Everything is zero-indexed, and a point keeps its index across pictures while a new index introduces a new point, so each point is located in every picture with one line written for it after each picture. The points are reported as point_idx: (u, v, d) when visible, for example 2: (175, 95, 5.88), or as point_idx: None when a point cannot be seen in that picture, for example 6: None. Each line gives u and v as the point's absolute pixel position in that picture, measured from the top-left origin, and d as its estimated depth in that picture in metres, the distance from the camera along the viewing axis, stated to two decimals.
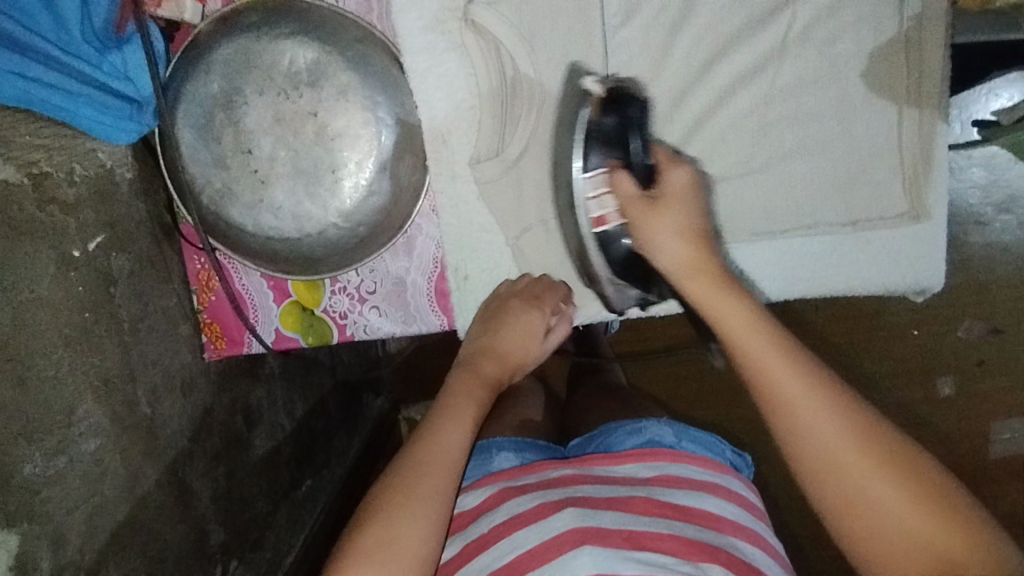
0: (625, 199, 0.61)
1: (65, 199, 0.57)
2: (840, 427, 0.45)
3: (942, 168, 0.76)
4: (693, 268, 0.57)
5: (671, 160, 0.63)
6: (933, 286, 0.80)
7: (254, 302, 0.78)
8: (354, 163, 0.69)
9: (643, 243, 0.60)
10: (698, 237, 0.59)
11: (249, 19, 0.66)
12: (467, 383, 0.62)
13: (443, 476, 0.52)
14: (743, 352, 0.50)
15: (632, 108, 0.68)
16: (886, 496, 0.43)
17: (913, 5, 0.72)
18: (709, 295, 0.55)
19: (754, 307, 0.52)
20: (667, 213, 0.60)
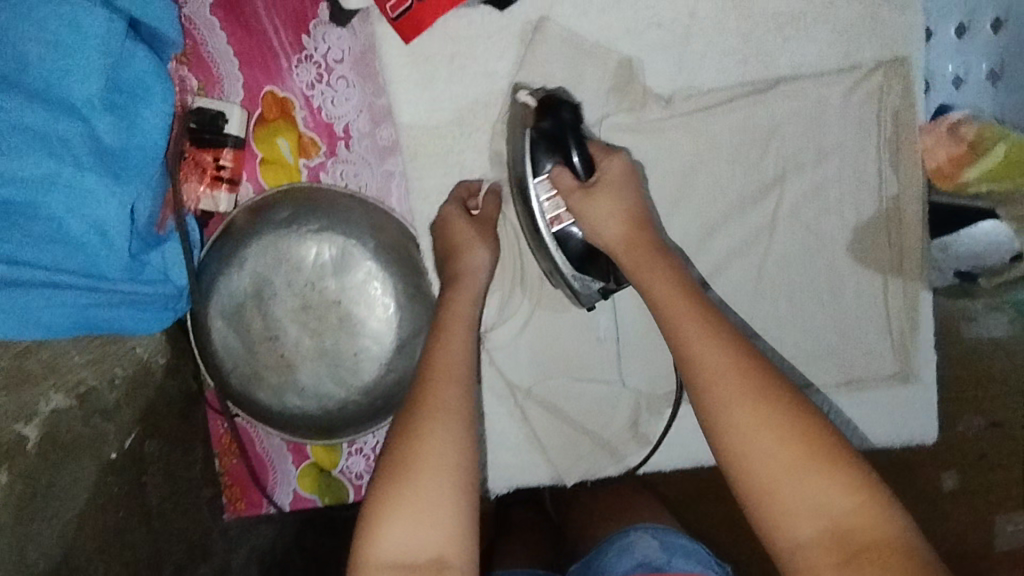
0: (567, 193, 0.66)
1: (108, 406, 0.61)
2: (719, 360, 0.53)
3: (928, 331, 0.81)
4: (629, 243, 0.63)
5: (606, 151, 0.69)
6: (927, 438, 0.83)
7: (274, 465, 0.81)
8: (374, 342, 0.73)
9: (585, 224, 0.65)
10: (629, 216, 0.65)
11: (280, 214, 0.72)
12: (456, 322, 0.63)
13: (454, 392, 0.57)
14: (671, 331, 0.57)
15: (566, 112, 0.69)
16: (750, 410, 0.51)
17: (890, 187, 0.79)
18: (641, 267, 0.62)
19: (682, 279, 0.60)
20: (604, 199, 0.65)
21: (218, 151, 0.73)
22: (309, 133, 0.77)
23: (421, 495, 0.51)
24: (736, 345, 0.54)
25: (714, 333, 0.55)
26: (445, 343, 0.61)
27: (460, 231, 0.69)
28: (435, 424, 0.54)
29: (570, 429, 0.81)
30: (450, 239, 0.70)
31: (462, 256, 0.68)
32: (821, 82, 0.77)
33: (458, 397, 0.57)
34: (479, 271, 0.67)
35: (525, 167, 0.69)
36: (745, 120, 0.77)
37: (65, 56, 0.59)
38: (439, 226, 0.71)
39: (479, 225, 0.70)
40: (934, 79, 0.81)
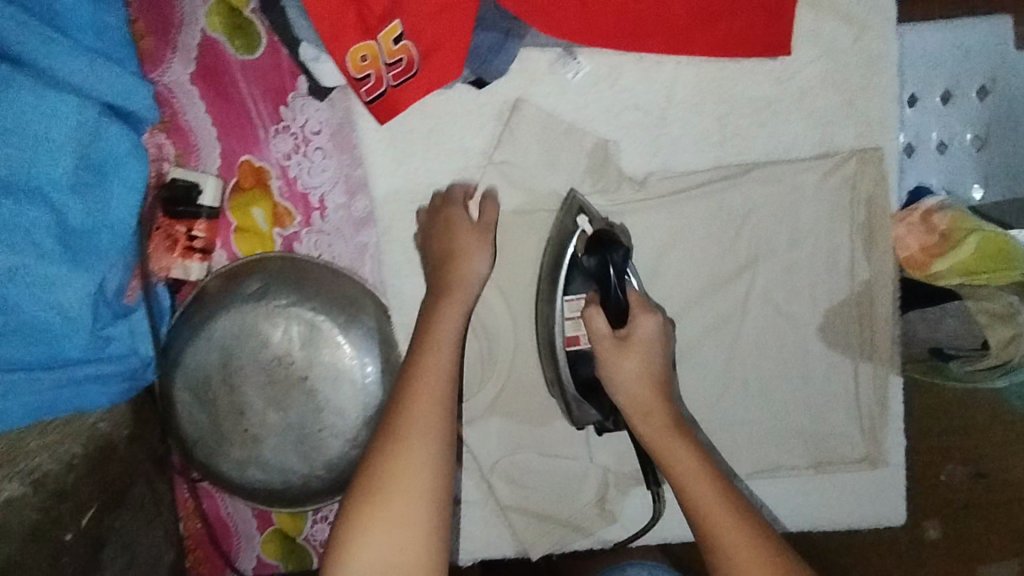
0: (597, 338, 0.69)
1: (64, 487, 0.61)
2: (686, 458, 0.61)
3: (898, 418, 0.81)
4: (648, 411, 0.65)
5: (642, 305, 0.70)
6: (894, 520, 0.83)
7: (238, 530, 0.80)
8: (339, 418, 0.72)
9: (606, 376, 0.68)
10: (649, 379, 0.67)
11: (250, 288, 0.72)
12: (440, 324, 0.65)
13: (433, 403, 0.58)
14: (703, 520, 0.56)
15: (618, 254, 0.69)
16: (710, 496, 0.57)
17: (863, 273, 0.79)
18: (664, 445, 0.62)
19: (704, 458, 0.60)
20: (630, 361, 0.67)
21: (191, 222, 0.74)
22: (284, 202, 0.77)
23: (390, 508, 0.52)
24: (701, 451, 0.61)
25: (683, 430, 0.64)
26: (430, 351, 0.62)
27: (461, 237, 0.71)
28: (416, 438, 0.55)
29: (536, 504, 0.81)
30: (448, 234, 0.72)
31: (456, 265, 0.70)
32: (796, 168, 0.77)
33: (439, 411, 0.57)
34: (472, 278, 0.69)
35: (558, 285, 0.73)
36: (719, 205, 0.78)
37: (32, 144, 0.60)
38: (439, 225, 0.73)
39: (477, 229, 0.72)
40: (920, 145, 0.82)
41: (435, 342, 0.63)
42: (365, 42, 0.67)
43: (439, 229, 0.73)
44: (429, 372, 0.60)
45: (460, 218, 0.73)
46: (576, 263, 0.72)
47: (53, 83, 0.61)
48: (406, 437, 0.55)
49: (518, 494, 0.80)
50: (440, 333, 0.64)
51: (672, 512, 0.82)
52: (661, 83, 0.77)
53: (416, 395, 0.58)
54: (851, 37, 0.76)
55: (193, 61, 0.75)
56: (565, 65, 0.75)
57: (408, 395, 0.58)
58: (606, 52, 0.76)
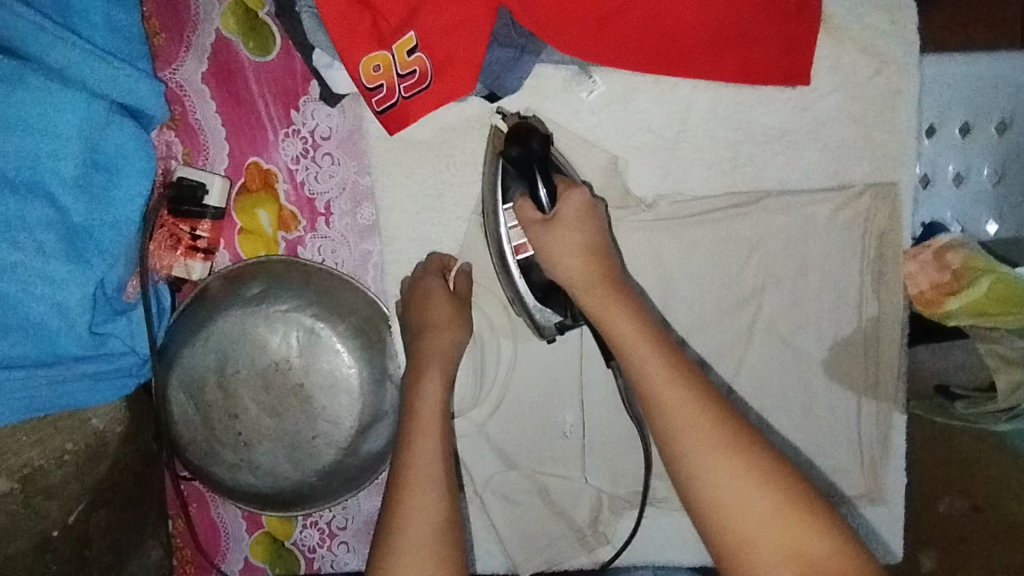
0: (528, 224, 0.66)
1: (51, 485, 0.63)
2: (642, 343, 0.59)
3: (899, 456, 0.79)
4: (588, 284, 0.63)
5: (569, 183, 0.67)
6: (890, 559, 0.81)
7: (226, 532, 0.80)
8: (333, 427, 0.72)
9: (544, 258, 0.65)
10: (587, 249, 0.64)
11: (252, 290, 0.72)
12: (423, 401, 0.66)
13: (429, 471, 0.62)
14: (648, 390, 0.57)
15: (535, 140, 0.66)
16: (685, 405, 0.55)
17: (870, 308, 0.78)
18: (607, 308, 0.62)
19: (642, 317, 0.61)
20: (561, 232, 0.64)
21: (195, 221, 0.73)
22: (290, 206, 0.77)
23: None
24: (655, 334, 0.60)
25: (648, 328, 0.60)
26: (416, 430, 0.64)
27: (438, 309, 0.71)
28: (413, 514, 0.59)
29: (529, 523, 0.79)
30: (425, 309, 0.71)
31: (428, 340, 0.69)
32: (809, 199, 0.76)
33: (432, 502, 0.60)
34: (444, 360, 0.69)
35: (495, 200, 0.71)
36: (728, 232, 0.77)
37: (40, 141, 0.61)
38: (417, 297, 0.72)
39: (454, 302, 0.72)
40: (935, 179, 0.81)
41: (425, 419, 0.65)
42: (379, 53, 0.67)
43: (414, 299, 0.72)
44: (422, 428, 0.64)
45: (436, 288, 0.72)
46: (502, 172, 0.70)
47: (64, 80, 0.61)
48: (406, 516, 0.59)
49: (511, 512, 0.79)
50: (425, 412, 0.65)
51: (664, 538, 0.81)
52: (677, 108, 0.76)
53: (412, 482, 0.61)
54: (871, 70, 0.75)
55: (206, 60, 0.74)
56: (581, 84, 0.75)
57: (404, 488, 0.61)
58: (622, 73, 0.75)
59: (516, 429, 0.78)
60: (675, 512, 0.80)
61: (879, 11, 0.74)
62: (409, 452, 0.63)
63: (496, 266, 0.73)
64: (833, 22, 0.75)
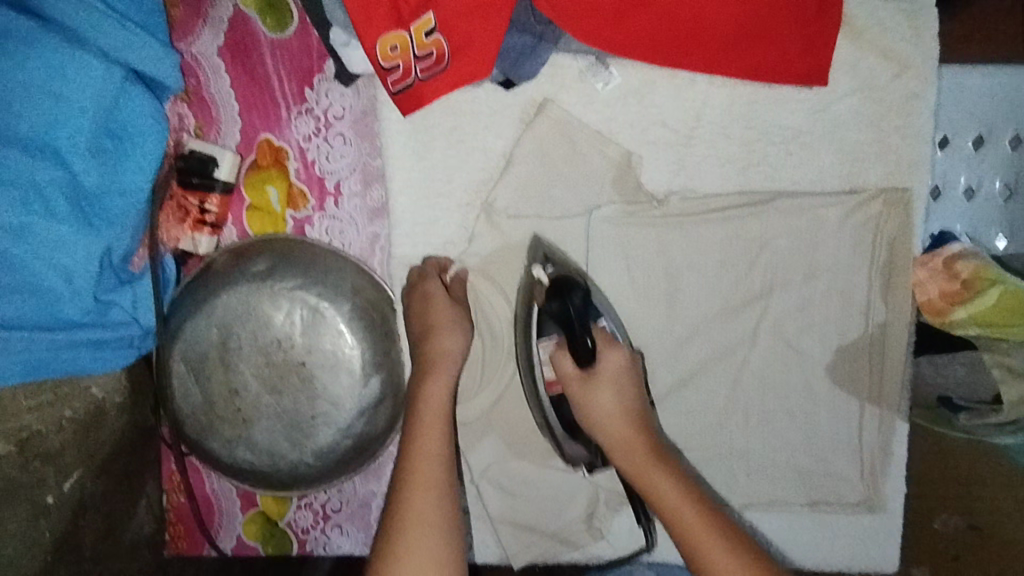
0: (567, 377, 0.70)
1: (48, 450, 0.61)
2: (683, 506, 0.62)
3: (899, 465, 0.79)
4: (629, 445, 0.67)
5: (608, 339, 0.71)
6: (887, 568, 0.81)
7: (221, 508, 0.80)
8: (333, 407, 0.72)
9: (580, 410, 0.69)
10: (625, 413, 0.68)
11: (258, 266, 0.72)
12: (428, 401, 0.67)
13: (433, 474, 0.64)
14: (687, 537, 0.61)
15: (576, 295, 0.69)
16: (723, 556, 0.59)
17: (878, 314, 0.77)
18: (647, 471, 0.65)
19: (682, 482, 0.64)
20: (602, 395, 0.68)
21: (205, 194, 0.73)
22: (299, 184, 0.77)
23: None
24: (696, 493, 0.63)
25: (692, 491, 0.63)
26: (419, 429, 0.66)
27: (439, 310, 0.71)
28: (414, 516, 0.61)
29: (524, 515, 0.79)
30: (426, 310, 0.71)
31: (434, 342, 0.70)
32: (821, 202, 0.76)
33: (432, 505, 0.62)
34: (449, 356, 0.69)
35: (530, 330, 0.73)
36: (737, 230, 0.76)
37: (53, 101, 0.60)
38: (417, 300, 0.72)
39: (456, 305, 0.72)
40: (946, 190, 0.80)
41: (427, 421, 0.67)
42: (396, 32, 0.67)
43: (416, 305, 0.72)
44: (427, 428, 0.66)
45: (439, 293, 0.72)
46: (542, 312, 0.71)
47: (79, 42, 0.61)
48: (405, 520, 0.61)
49: (506, 502, 0.79)
50: (428, 413, 0.67)
51: (660, 536, 0.80)
52: (692, 102, 0.76)
53: (413, 487, 0.63)
54: (889, 75, 0.75)
55: (223, 34, 0.74)
56: (597, 74, 0.75)
57: (409, 480, 0.63)
58: (639, 66, 0.75)
59: (515, 419, 0.78)
60: None
61: (900, 15, 0.74)
62: (411, 447, 0.65)
63: (516, 323, 0.74)
64: (853, 25, 0.74)
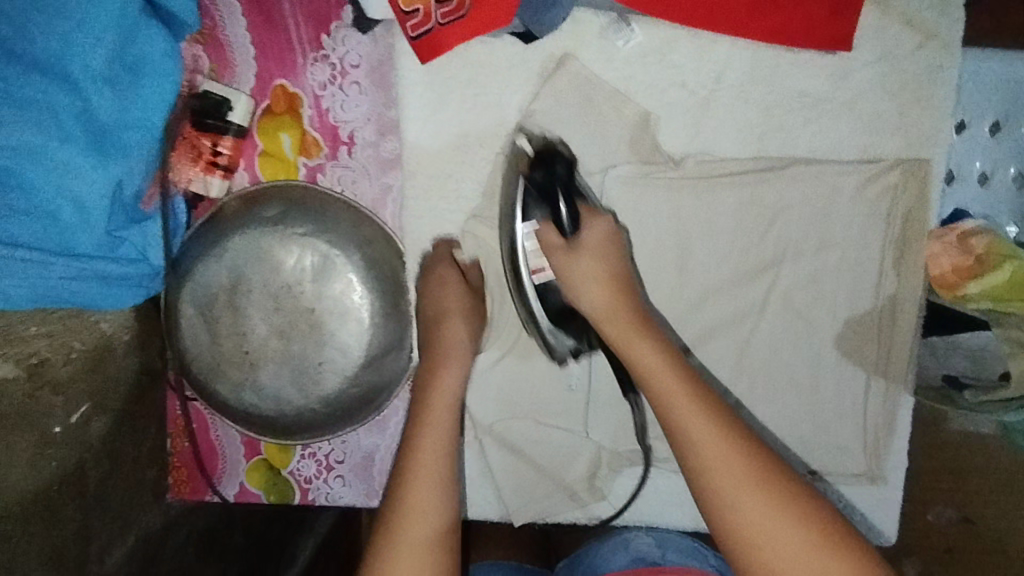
0: (550, 251, 0.69)
1: (58, 380, 0.60)
2: (707, 437, 0.59)
3: (903, 438, 0.79)
4: (612, 311, 0.67)
5: (592, 211, 0.71)
6: (886, 540, 0.81)
7: (224, 454, 0.80)
8: (341, 356, 0.72)
9: (566, 285, 0.69)
10: (613, 286, 0.68)
11: (270, 211, 0.71)
12: (445, 369, 0.70)
13: (437, 439, 0.67)
14: (703, 468, 0.58)
15: (560, 162, 0.70)
16: (746, 494, 0.57)
17: (890, 286, 0.76)
18: (633, 341, 0.65)
19: (667, 351, 0.64)
20: (585, 262, 0.68)
21: (218, 136, 0.72)
22: (313, 132, 0.76)
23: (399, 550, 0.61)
24: (719, 418, 0.60)
25: (718, 420, 0.60)
26: (430, 394, 0.69)
27: (452, 295, 0.72)
28: (421, 479, 0.65)
29: (526, 472, 0.80)
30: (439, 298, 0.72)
31: (444, 326, 0.71)
32: (838, 170, 0.75)
33: (438, 465, 0.66)
34: (461, 349, 0.71)
35: (513, 217, 0.71)
36: (754, 196, 0.75)
37: (72, 29, 0.59)
38: (431, 283, 0.73)
39: (468, 288, 0.73)
40: (959, 176, 0.79)
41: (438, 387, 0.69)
42: None
43: (431, 289, 0.72)
44: (439, 393, 0.69)
45: (454, 277, 0.73)
46: (526, 184, 0.70)
47: None
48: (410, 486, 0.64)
49: (509, 459, 0.79)
50: (440, 381, 0.69)
51: (660, 501, 0.81)
52: (713, 64, 0.75)
53: (420, 450, 0.66)
54: (914, 44, 0.74)
55: None
56: (618, 32, 0.74)
57: (410, 457, 0.66)
58: (661, 26, 0.74)
59: (521, 377, 0.78)
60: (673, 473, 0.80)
61: None
62: (422, 409, 0.68)
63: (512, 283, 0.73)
64: None
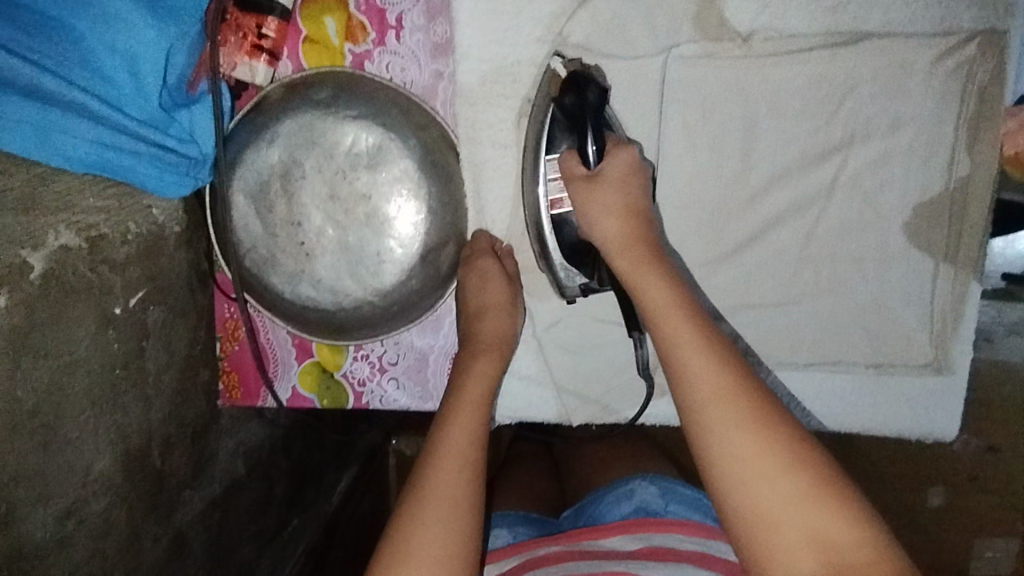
0: (570, 180, 0.66)
1: (116, 258, 0.58)
2: (701, 360, 0.55)
3: (970, 327, 0.77)
4: (623, 245, 0.63)
5: (619, 142, 0.66)
6: (947, 435, 0.80)
7: (276, 357, 0.78)
8: (398, 246, 0.71)
9: (584, 221, 0.65)
10: (629, 213, 0.64)
11: (319, 94, 0.68)
12: (491, 322, 0.69)
13: (479, 398, 0.63)
14: (688, 389, 0.54)
15: (592, 87, 0.65)
16: (715, 381, 0.53)
17: (962, 169, 0.74)
18: (640, 272, 0.61)
19: (682, 296, 0.59)
20: (606, 190, 0.63)
21: (262, 18, 0.69)
22: (359, 16, 0.71)
23: (433, 491, 0.56)
24: (721, 351, 0.55)
25: (707, 343, 0.56)
26: (476, 343, 0.68)
27: (496, 289, 0.70)
28: (461, 427, 0.60)
29: (585, 370, 0.78)
30: (480, 290, 0.69)
31: (485, 321, 0.69)
32: (912, 44, 0.71)
33: (478, 413, 0.62)
34: (502, 305, 0.69)
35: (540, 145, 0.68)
36: (823, 73, 0.72)
37: None
38: (471, 277, 0.70)
39: (510, 284, 0.71)
40: None
41: (486, 346, 0.68)
42: None
43: (469, 280, 0.70)
44: (489, 347, 0.68)
45: (495, 270, 0.70)
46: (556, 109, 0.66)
47: None
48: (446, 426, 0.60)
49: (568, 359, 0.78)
50: (487, 333, 0.69)
51: None
52: None
53: (460, 406, 0.62)
54: None
55: None
56: None
57: (449, 414, 0.61)
58: None
59: None
60: None
61: None
62: (467, 366, 0.66)
63: (533, 241, 0.71)
64: None
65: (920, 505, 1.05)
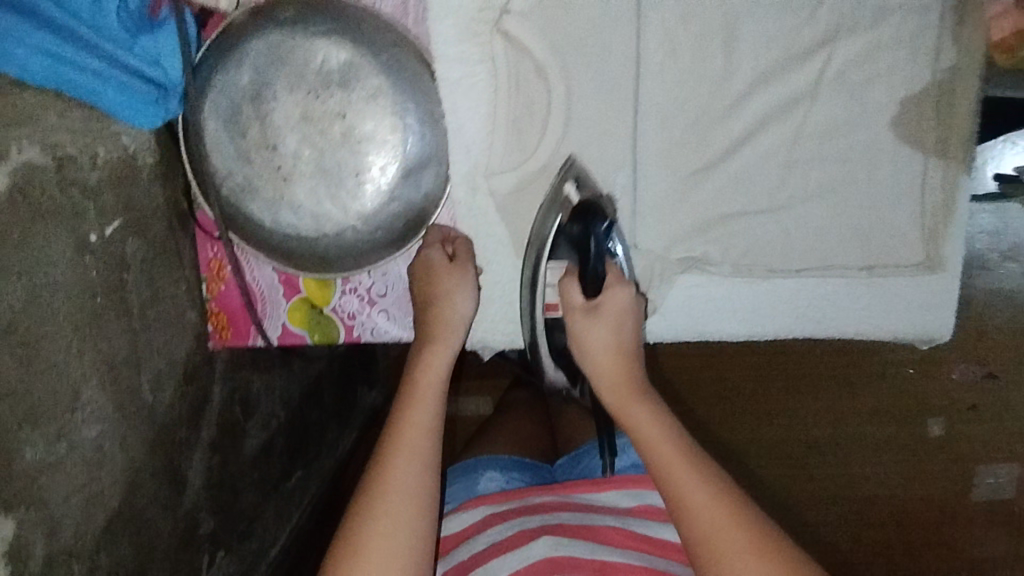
0: (569, 310, 0.66)
1: (85, 181, 0.57)
2: (694, 480, 0.53)
3: (962, 222, 0.76)
4: (615, 381, 0.61)
5: (619, 276, 0.66)
6: (941, 335, 0.80)
7: (263, 296, 0.77)
8: (378, 168, 0.69)
9: (578, 347, 0.65)
10: (621, 351, 0.63)
11: (284, 14, 0.67)
12: (446, 309, 0.67)
13: (435, 388, 0.62)
14: (687, 519, 0.52)
15: (598, 219, 0.67)
16: (709, 502, 0.52)
17: (948, 59, 0.72)
18: (630, 408, 0.59)
19: (669, 429, 0.56)
20: (600, 327, 0.63)
21: None
22: None
23: (390, 472, 0.56)
24: (712, 472, 0.54)
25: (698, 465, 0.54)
26: (429, 331, 0.66)
27: (444, 277, 0.69)
28: (414, 416, 0.59)
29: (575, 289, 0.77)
30: (430, 281, 0.69)
31: (437, 309, 0.67)
32: None
33: (430, 403, 0.61)
34: (452, 296, 0.68)
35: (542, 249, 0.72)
36: None
37: None
38: (418, 271, 0.70)
39: (458, 266, 0.70)
40: None
41: (438, 331, 0.66)
42: None
43: (417, 274, 0.70)
44: (442, 332, 0.66)
45: (441, 260, 0.70)
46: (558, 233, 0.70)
47: None
48: (402, 412, 0.60)
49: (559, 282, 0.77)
50: (440, 316, 0.67)
51: (710, 307, 0.79)
52: None
53: (414, 395, 0.61)
54: None
55: None
56: None
57: (408, 397, 0.61)
58: None
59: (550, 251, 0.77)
60: (723, 281, 0.78)
61: None
62: (420, 354, 0.64)
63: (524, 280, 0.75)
64: None
65: (923, 438, 1.06)
